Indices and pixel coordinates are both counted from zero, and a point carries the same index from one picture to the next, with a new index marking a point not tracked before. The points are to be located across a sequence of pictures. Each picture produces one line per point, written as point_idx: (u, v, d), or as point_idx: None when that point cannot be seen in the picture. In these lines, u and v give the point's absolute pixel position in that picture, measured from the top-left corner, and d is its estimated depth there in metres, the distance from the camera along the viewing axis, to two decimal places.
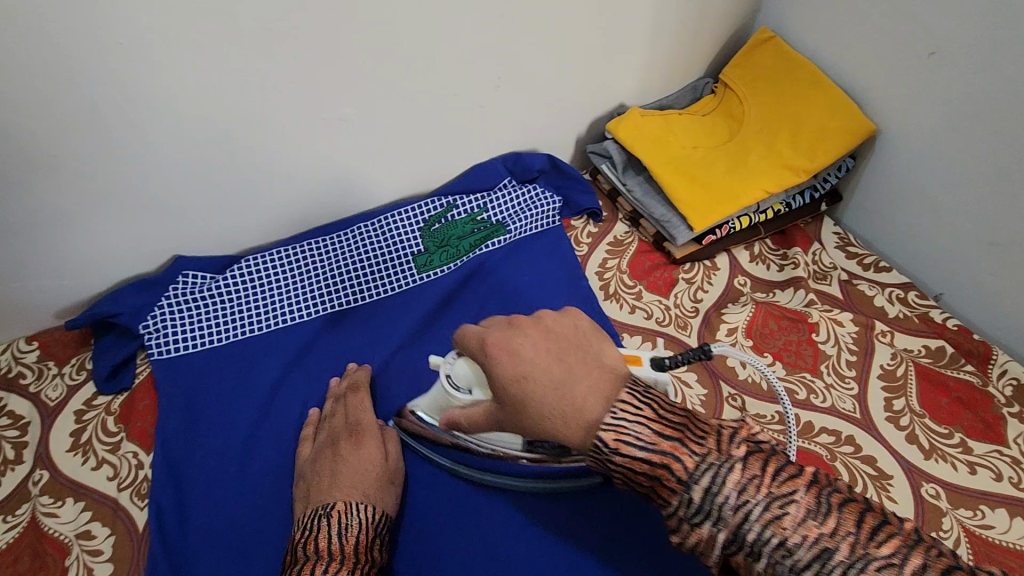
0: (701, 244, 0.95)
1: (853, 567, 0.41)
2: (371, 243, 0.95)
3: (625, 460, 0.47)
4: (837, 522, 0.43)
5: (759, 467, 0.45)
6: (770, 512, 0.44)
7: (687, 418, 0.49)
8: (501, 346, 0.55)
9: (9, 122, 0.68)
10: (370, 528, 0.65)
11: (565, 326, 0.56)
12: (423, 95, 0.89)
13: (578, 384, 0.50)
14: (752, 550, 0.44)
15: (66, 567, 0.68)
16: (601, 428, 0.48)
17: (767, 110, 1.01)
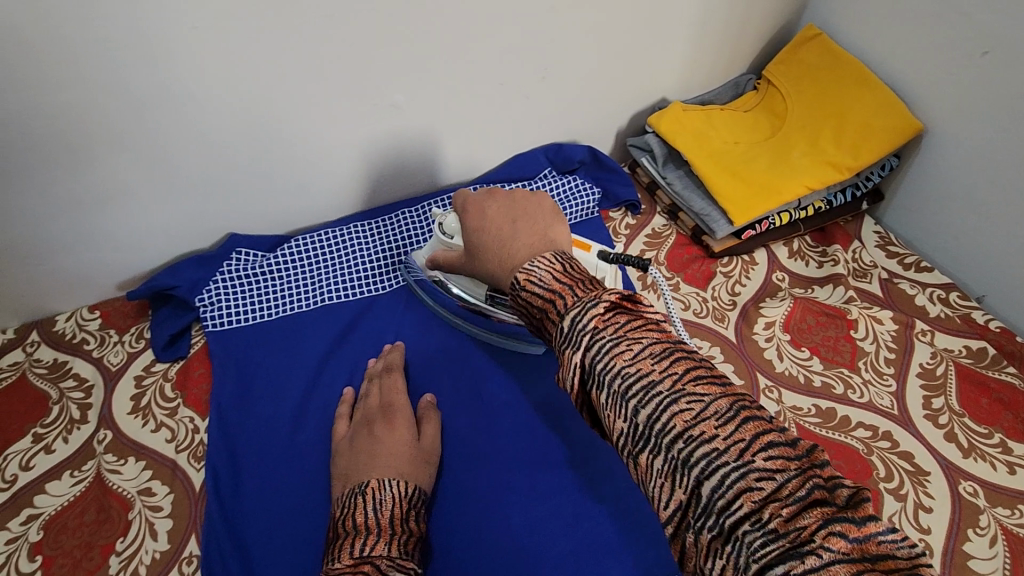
0: (740, 239, 0.96)
1: (669, 396, 0.45)
2: (416, 227, 0.98)
3: (528, 295, 0.58)
4: (669, 363, 0.47)
5: (623, 317, 0.51)
6: (618, 346, 0.48)
7: (587, 278, 0.57)
8: (475, 207, 0.72)
9: (88, 100, 0.72)
10: (404, 500, 0.68)
11: (532, 201, 0.71)
12: (471, 85, 0.92)
13: (519, 239, 0.66)
14: (596, 377, 0.49)
15: (129, 520, 0.71)
16: (518, 271, 0.60)
17: (811, 108, 1.01)
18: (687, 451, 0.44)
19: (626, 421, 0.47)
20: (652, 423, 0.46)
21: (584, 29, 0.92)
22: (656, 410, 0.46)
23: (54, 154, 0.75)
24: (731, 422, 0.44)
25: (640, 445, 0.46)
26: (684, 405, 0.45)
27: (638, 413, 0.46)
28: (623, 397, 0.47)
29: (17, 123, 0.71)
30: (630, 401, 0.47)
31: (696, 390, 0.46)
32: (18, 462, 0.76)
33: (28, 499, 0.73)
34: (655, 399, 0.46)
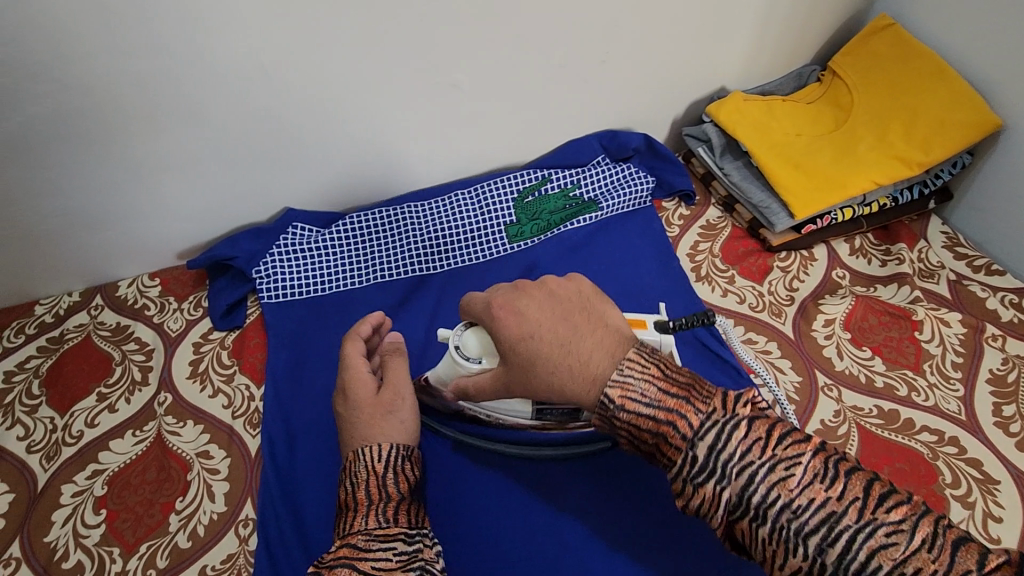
0: (799, 233, 0.93)
1: (862, 530, 0.44)
2: (467, 209, 0.98)
3: (632, 417, 0.53)
4: (844, 487, 0.46)
5: (765, 432, 0.49)
6: (775, 474, 0.47)
7: (692, 380, 0.54)
8: (506, 306, 0.60)
9: (162, 68, 0.74)
10: (381, 462, 0.64)
11: (568, 289, 0.61)
12: (531, 67, 0.91)
13: (586, 341, 0.57)
14: (757, 513, 0.47)
15: (188, 481, 0.73)
16: (610, 387, 0.54)
17: (880, 101, 0.97)
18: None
19: (806, 560, 0.45)
20: (846, 562, 0.44)
21: (649, 12, 0.90)
22: (850, 550, 0.44)
23: (127, 121, 0.77)
24: (939, 551, 0.43)
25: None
26: (880, 538, 0.44)
27: (824, 551, 0.45)
28: (803, 535, 0.45)
29: (95, 89, 0.73)
30: (811, 539, 0.45)
31: (887, 516, 0.45)
32: (84, 419, 0.78)
33: (93, 455, 0.75)
34: (841, 533, 0.45)
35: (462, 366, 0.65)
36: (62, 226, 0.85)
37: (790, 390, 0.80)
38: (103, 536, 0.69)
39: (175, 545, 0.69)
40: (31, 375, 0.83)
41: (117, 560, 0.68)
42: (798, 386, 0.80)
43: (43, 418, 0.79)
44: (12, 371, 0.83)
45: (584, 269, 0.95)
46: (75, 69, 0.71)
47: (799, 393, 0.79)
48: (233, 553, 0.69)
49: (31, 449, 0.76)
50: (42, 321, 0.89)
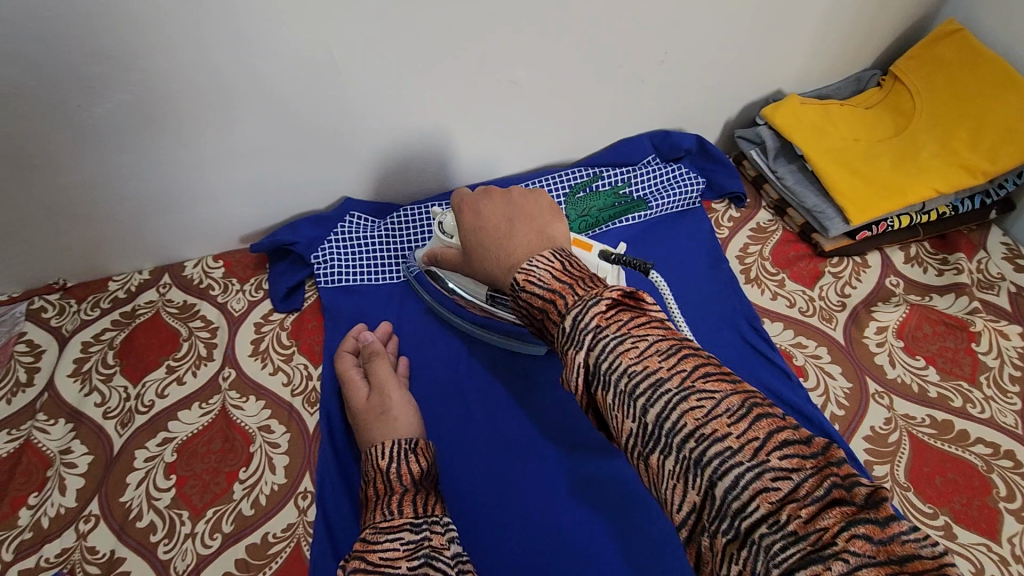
0: (853, 239, 0.93)
1: (678, 393, 0.45)
2: None
3: (527, 296, 0.57)
4: (678, 361, 0.46)
5: (627, 316, 0.50)
6: (622, 344, 0.48)
7: (588, 276, 0.56)
8: (470, 206, 0.72)
9: (240, 58, 0.77)
10: (386, 459, 0.69)
11: (529, 202, 0.71)
12: (591, 66, 0.92)
13: (517, 238, 0.66)
14: (601, 379, 0.48)
15: (251, 453, 0.77)
16: (517, 273, 0.58)
17: (943, 109, 0.96)
18: (699, 451, 0.43)
19: (635, 422, 0.46)
20: (660, 422, 0.45)
21: (711, 12, 0.90)
22: (664, 411, 0.45)
23: (205, 108, 0.81)
24: (741, 419, 0.43)
25: (649, 445, 0.46)
26: (693, 403, 0.44)
27: (647, 412, 0.45)
28: (630, 397, 0.46)
29: (178, 76, 0.76)
30: (638, 401, 0.46)
31: (705, 387, 0.45)
32: (155, 389, 0.83)
33: (163, 424, 0.80)
34: (663, 397, 0.45)
35: (441, 239, 0.81)
36: (139, 206, 0.89)
37: (840, 396, 0.80)
38: (173, 500, 0.73)
39: (239, 512, 0.72)
40: (106, 346, 0.88)
41: (186, 523, 0.71)
42: (849, 391, 0.80)
43: (118, 387, 0.83)
44: (88, 342, 0.88)
45: None
46: (161, 57, 0.74)
47: (849, 399, 0.79)
48: (293, 523, 0.72)
49: (107, 415, 0.81)
50: (115, 296, 0.94)
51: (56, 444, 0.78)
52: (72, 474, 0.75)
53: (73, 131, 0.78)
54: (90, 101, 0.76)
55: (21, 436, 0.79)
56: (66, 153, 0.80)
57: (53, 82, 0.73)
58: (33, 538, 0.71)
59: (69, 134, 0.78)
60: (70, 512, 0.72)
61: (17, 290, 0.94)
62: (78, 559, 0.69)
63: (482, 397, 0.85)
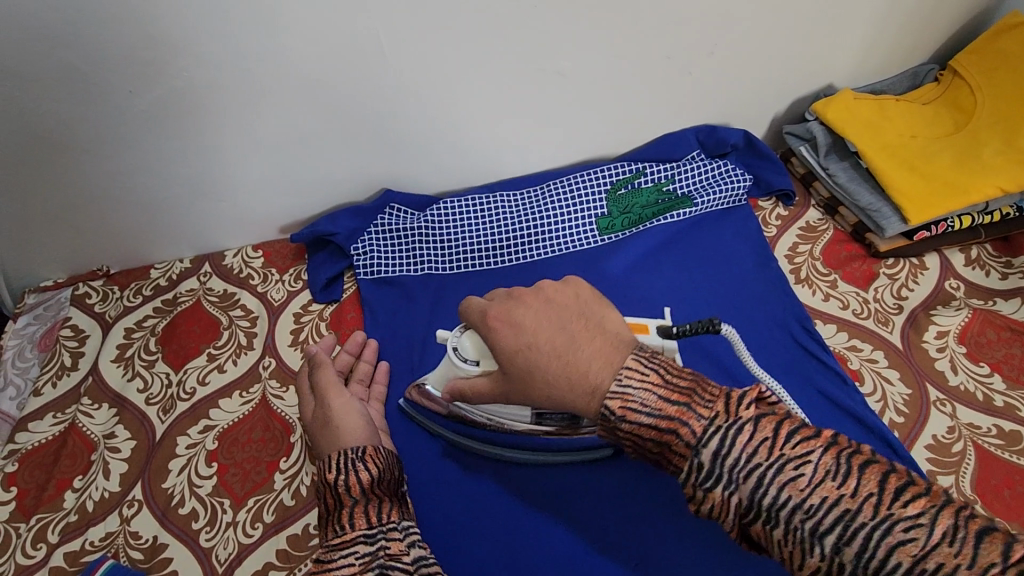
0: (910, 240, 0.89)
1: (876, 527, 0.41)
2: (560, 197, 0.98)
3: (632, 426, 0.51)
4: (858, 482, 0.42)
5: (772, 430, 0.46)
6: (784, 474, 0.44)
7: (695, 384, 0.51)
8: (502, 318, 0.60)
9: (292, 46, 0.77)
10: (331, 470, 0.63)
11: (565, 295, 0.60)
12: (638, 58, 0.90)
13: (584, 349, 0.55)
14: (769, 515, 0.44)
15: (292, 442, 0.76)
16: (609, 399, 0.52)
17: (1008, 105, 0.92)
18: None
19: (824, 561, 0.42)
20: (865, 563, 0.41)
21: (766, 3, 0.88)
22: (865, 548, 0.41)
23: (253, 95, 0.81)
24: (963, 545, 0.39)
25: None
26: (900, 535, 0.40)
27: (840, 550, 0.42)
28: (817, 535, 0.42)
29: (228, 63, 0.76)
30: (826, 538, 0.42)
31: (906, 510, 0.41)
32: (196, 377, 0.83)
33: (205, 411, 0.79)
34: (857, 531, 0.41)
35: (460, 368, 0.67)
36: (184, 193, 0.90)
37: (898, 402, 0.76)
38: (215, 487, 0.73)
39: (280, 502, 0.71)
40: (148, 333, 0.88)
41: (227, 512, 0.71)
42: (908, 398, 0.76)
43: (160, 373, 0.84)
44: (131, 328, 0.89)
45: (677, 264, 0.93)
46: (214, 44, 0.74)
47: (909, 405, 0.76)
48: None
49: (149, 401, 0.81)
50: (157, 283, 0.95)
51: (101, 428, 0.78)
52: (116, 458, 0.76)
53: (123, 116, 0.79)
54: (142, 87, 0.76)
55: (66, 420, 0.79)
56: (115, 139, 0.81)
57: (107, 68, 0.73)
58: (78, 520, 0.71)
59: (118, 120, 0.79)
60: (114, 496, 0.73)
61: (63, 275, 0.96)
62: (121, 543, 0.69)
63: None
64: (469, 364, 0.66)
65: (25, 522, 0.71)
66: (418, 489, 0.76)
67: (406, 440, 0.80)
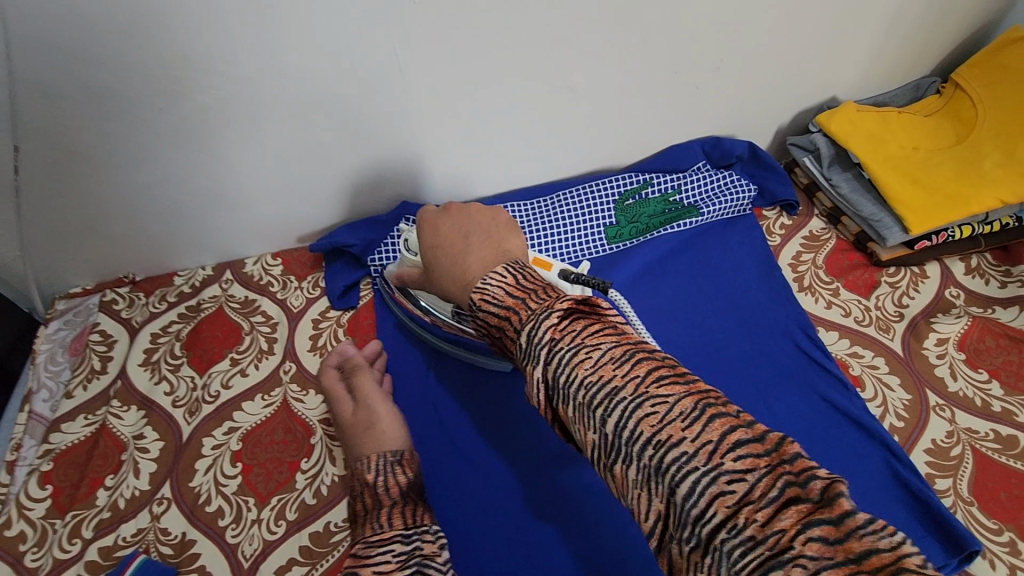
0: (911, 249, 0.91)
1: (632, 402, 0.45)
2: (570, 207, 1.01)
3: (485, 314, 0.58)
4: (631, 369, 0.46)
5: (581, 326, 0.50)
6: (576, 356, 0.48)
7: (542, 287, 0.57)
8: (429, 223, 0.74)
9: (317, 64, 0.80)
10: (371, 473, 0.69)
11: (486, 217, 0.73)
12: (647, 72, 0.93)
13: (471, 251, 0.68)
14: (562, 393, 0.48)
15: (313, 444, 0.79)
16: (472, 291, 0.59)
17: (1008, 119, 0.94)
18: (655, 455, 0.43)
19: (598, 434, 0.46)
20: (618, 431, 0.45)
21: (771, 20, 0.90)
22: (621, 417, 0.45)
23: (278, 110, 0.84)
24: (694, 422, 0.43)
25: (613, 455, 0.46)
26: (647, 409, 0.45)
27: (606, 422, 0.45)
28: (589, 409, 0.46)
29: (256, 79, 0.80)
30: (596, 412, 0.46)
31: (658, 391, 0.45)
32: (220, 380, 0.86)
33: (229, 413, 0.83)
34: (618, 405, 0.45)
35: (407, 257, 0.82)
36: (207, 204, 0.94)
37: (898, 407, 0.79)
38: (240, 487, 0.76)
39: (302, 501, 0.74)
40: (173, 338, 0.92)
41: (252, 510, 0.73)
42: (908, 403, 0.78)
43: (185, 376, 0.87)
44: (157, 333, 0.92)
45: (683, 272, 0.96)
46: (243, 63, 0.78)
47: (909, 410, 0.78)
48: None
49: (176, 403, 0.84)
50: (181, 290, 0.98)
51: (130, 429, 0.82)
52: (145, 458, 0.79)
53: (153, 132, 0.82)
54: (173, 105, 0.80)
55: (97, 421, 0.83)
56: (146, 153, 0.84)
57: (142, 87, 0.77)
58: (111, 517, 0.74)
59: (149, 136, 0.83)
60: (143, 494, 0.76)
61: (91, 282, 1.00)
62: (152, 539, 0.72)
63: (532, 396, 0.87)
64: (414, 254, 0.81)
65: (60, 518, 0.75)
66: (433, 489, 0.79)
67: (421, 441, 0.83)
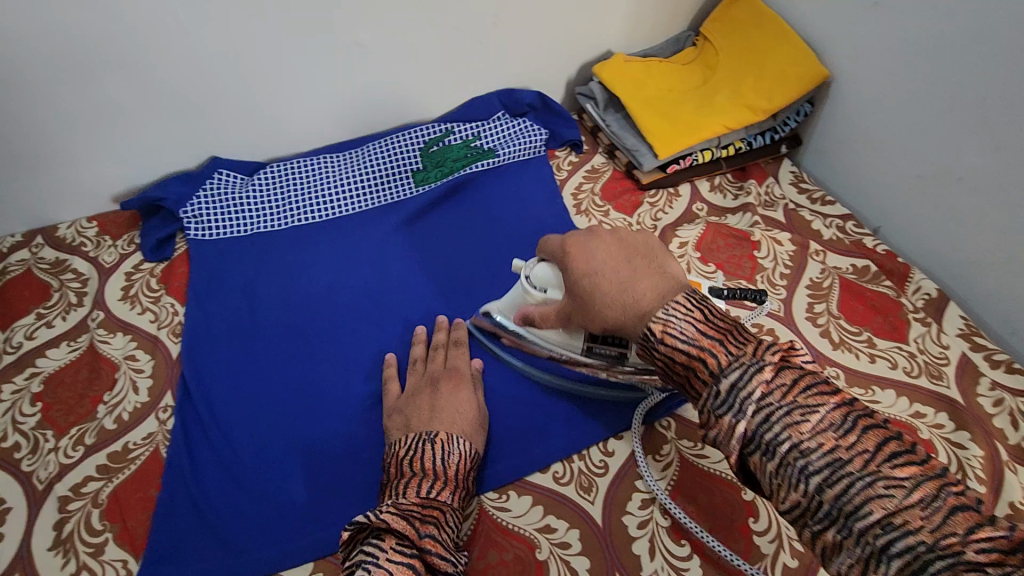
0: (665, 172, 1.08)
1: (862, 477, 0.45)
2: (378, 157, 1.10)
3: (668, 350, 0.56)
4: (858, 438, 0.46)
5: (790, 379, 0.50)
6: (791, 416, 0.48)
7: (733, 326, 0.55)
8: (579, 246, 0.68)
9: (91, 21, 0.84)
10: (467, 459, 0.69)
11: (637, 237, 0.67)
12: (429, 28, 1.04)
13: (642, 283, 0.61)
14: (767, 449, 0.48)
15: (116, 378, 0.84)
16: (652, 321, 0.57)
17: (737, 61, 1.11)
18: (884, 535, 0.43)
19: (805, 496, 0.46)
20: (840, 504, 0.45)
21: None
22: (846, 493, 0.45)
23: (60, 69, 0.87)
24: (933, 512, 0.43)
25: (822, 520, 0.46)
26: (880, 489, 0.44)
27: (823, 490, 0.46)
28: (806, 473, 0.46)
29: (30, 37, 0.83)
30: (813, 477, 0.46)
31: (892, 471, 0.45)
32: (24, 333, 0.89)
33: (32, 360, 0.86)
34: (843, 478, 0.45)
35: (532, 294, 0.76)
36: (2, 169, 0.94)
37: None
38: (39, 422, 0.79)
39: (101, 426, 0.79)
40: None
41: (50, 440, 0.78)
42: None
43: None
44: None
45: (481, 209, 1.08)
46: (12, 22, 0.81)
47: None
48: (153, 432, 0.79)
49: None
50: None
51: None
52: None
53: None
54: None
55: None
56: None
57: None
58: None
59: None
60: None
61: None
62: None
63: (331, 320, 0.93)
64: (541, 292, 0.75)
65: None
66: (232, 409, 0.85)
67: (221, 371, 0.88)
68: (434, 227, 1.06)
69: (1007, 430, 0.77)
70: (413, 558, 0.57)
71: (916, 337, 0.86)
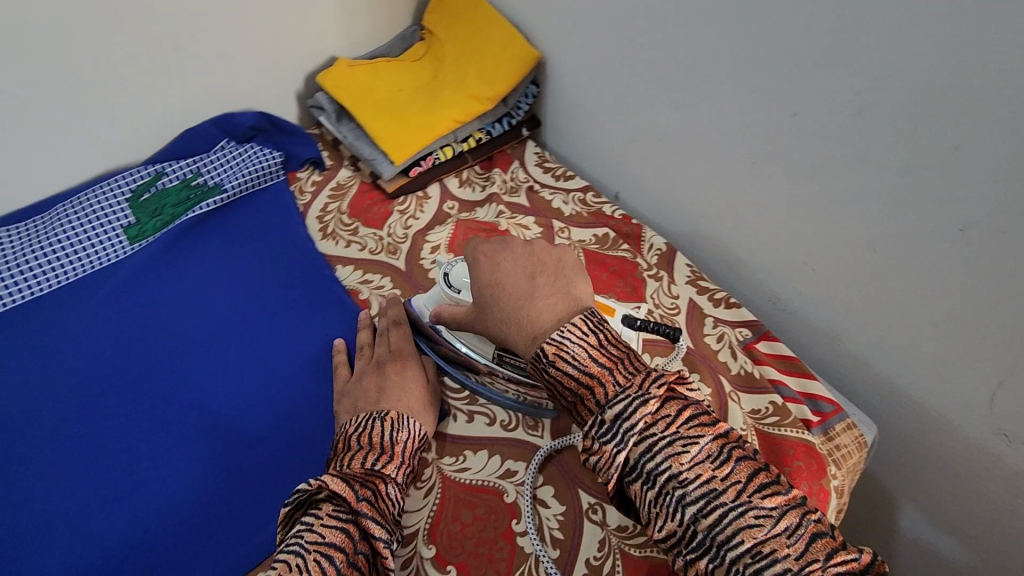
0: (408, 176, 1.04)
1: (733, 507, 0.49)
2: (69, 221, 0.94)
3: (561, 375, 0.58)
4: (730, 470, 0.51)
5: (674, 410, 0.54)
6: (673, 447, 0.52)
7: (624, 353, 0.58)
8: (488, 255, 0.67)
9: None
10: (418, 440, 0.68)
11: (553, 254, 0.67)
12: (88, 69, 0.91)
13: (540, 300, 0.63)
14: (648, 478, 0.52)
15: None
16: (545, 342, 0.59)
17: (459, 52, 1.09)
18: (753, 564, 0.47)
19: (680, 526, 0.50)
20: (715, 535, 0.49)
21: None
22: (720, 524, 0.49)
23: None
24: (797, 540, 0.48)
25: (696, 549, 0.50)
26: (750, 519, 0.49)
27: (698, 521, 0.50)
28: (685, 504, 0.50)
29: None
30: (689, 508, 0.50)
31: (762, 503, 0.50)
32: None
33: None
34: (717, 510, 0.49)
35: (446, 293, 0.76)
36: None
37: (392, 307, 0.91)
38: None
39: None
40: None
41: None
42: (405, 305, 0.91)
43: None
44: None
45: (215, 254, 0.97)
46: None
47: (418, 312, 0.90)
48: None
49: None
50: None
51: None
52: None
53: None
54: None
55: None
56: None
57: None
58: None
59: None
60: None
61: None
62: None
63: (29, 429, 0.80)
64: (455, 291, 0.76)
65: None
66: None
67: None
68: (157, 287, 0.93)
69: (729, 361, 0.83)
70: (348, 523, 0.55)
71: (652, 294, 0.91)
